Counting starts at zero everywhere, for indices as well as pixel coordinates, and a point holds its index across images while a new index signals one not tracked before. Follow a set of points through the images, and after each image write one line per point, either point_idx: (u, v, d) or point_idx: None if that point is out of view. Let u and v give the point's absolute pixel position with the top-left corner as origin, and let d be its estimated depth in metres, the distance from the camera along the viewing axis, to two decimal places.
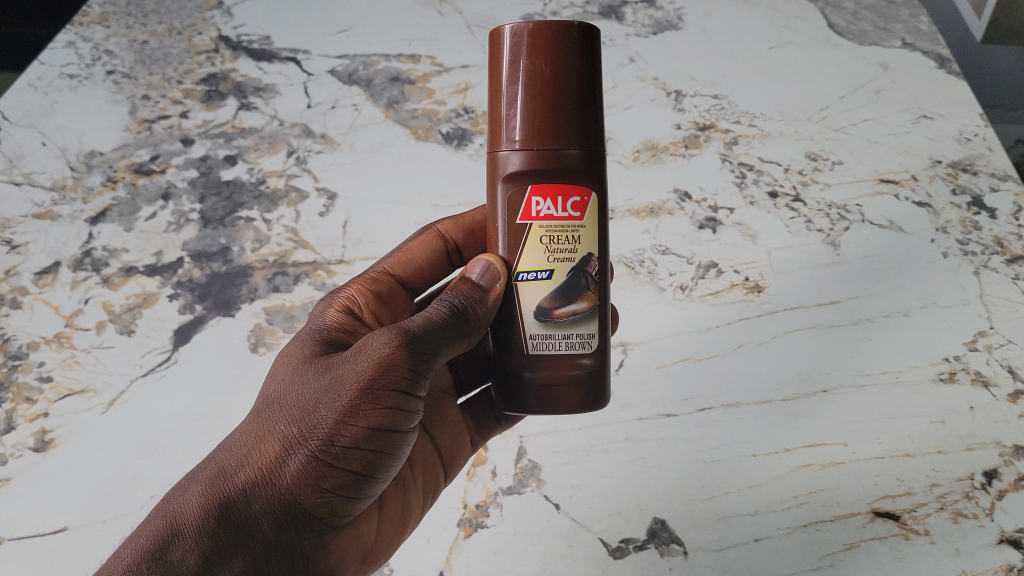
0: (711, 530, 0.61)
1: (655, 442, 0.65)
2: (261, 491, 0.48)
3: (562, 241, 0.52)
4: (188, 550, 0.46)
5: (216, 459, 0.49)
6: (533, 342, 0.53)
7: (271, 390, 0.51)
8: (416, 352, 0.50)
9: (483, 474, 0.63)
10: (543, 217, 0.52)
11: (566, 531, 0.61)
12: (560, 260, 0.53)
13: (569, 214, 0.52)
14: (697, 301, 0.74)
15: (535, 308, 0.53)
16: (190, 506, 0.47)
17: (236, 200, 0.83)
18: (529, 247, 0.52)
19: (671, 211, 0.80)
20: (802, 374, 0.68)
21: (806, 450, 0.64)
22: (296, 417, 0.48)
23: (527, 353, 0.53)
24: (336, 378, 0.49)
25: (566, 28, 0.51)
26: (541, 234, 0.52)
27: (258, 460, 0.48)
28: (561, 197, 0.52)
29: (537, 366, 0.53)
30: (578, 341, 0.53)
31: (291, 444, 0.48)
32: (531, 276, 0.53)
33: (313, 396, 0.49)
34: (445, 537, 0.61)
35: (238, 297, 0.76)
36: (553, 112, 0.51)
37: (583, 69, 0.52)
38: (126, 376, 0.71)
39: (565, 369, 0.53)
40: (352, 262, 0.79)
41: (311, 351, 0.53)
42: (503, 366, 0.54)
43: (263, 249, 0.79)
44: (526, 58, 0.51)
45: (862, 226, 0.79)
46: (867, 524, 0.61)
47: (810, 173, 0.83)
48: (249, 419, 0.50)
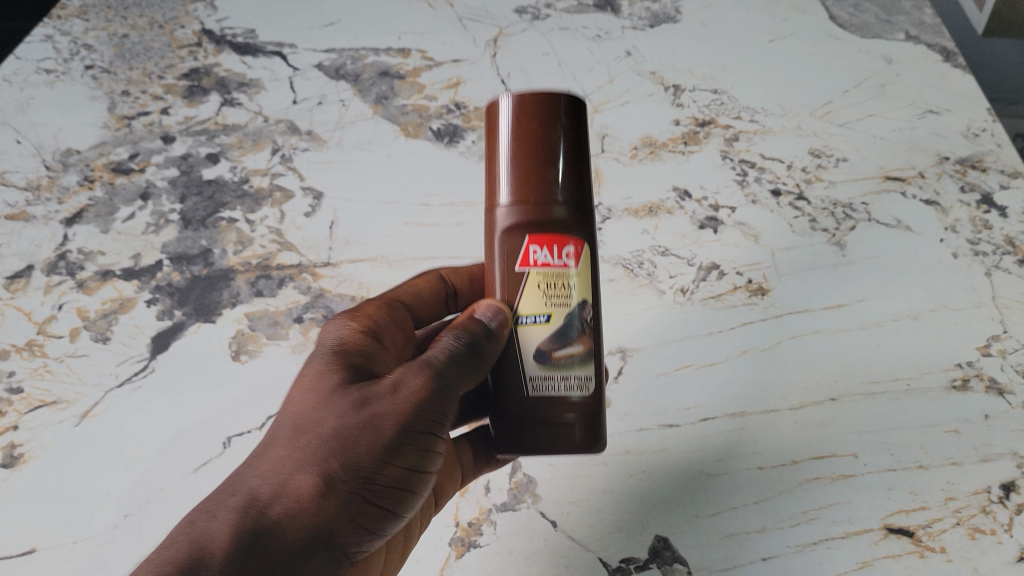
0: (716, 549, 0.56)
1: (655, 454, 0.61)
2: (293, 521, 0.43)
3: (558, 288, 0.50)
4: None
5: (244, 484, 0.44)
6: (531, 385, 0.50)
7: (298, 412, 0.47)
8: (440, 391, 0.49)
9: (476, 489, 0.58)
10: (540, 264, 0.50)
11: (564, 550, 0.56)
12: (556, 305, 0.50)
13: (564, 263, 0.50)
14: (699, 305, 0.71)
15: (533, 351, 0.50)
16: (219, 533, 0.41)
17: (218, 200, 0.80)
18: (526, 293, 0.50)
19: (670, 210, 0.78)
20: (808, 383, 0.65)
21: (813, 462, 0.60)
22: (337, 451, 0.45)
23: (524, 397, 0.50)
24: (376, 416, 0.46)
25: (552, 99, 0.52)
26: (538, 280, 0.50)
27: (295, 490, 0.44)
28: (556, 246, 0.50)
29: (532, 410, 0.50)
30: (575, 384, 0.50)
31: (332, 479, 0.45)
32: (527, 321, 0.50)
33: (354, 432, 0.45)
34: (435, 558, 0.56)
35: (220, 303, 0.72)
36: (543, 169, 0.50)
37: (570, 133, 0.52)
38: (100, 386, 0.66)
39: (565, 413, 0.50)
40: (338, 264, 0.75)
41: (338, 369, 0.49)
42: (500, 409, 0.51)
43: (246, 251, 0.76)
44: (516, 122, 0.51)
45: (868, 226, 0.77)
46: (881, 542, 0.57)
47: (814, 171, 0.81)
48: (273, 443, 0.46)
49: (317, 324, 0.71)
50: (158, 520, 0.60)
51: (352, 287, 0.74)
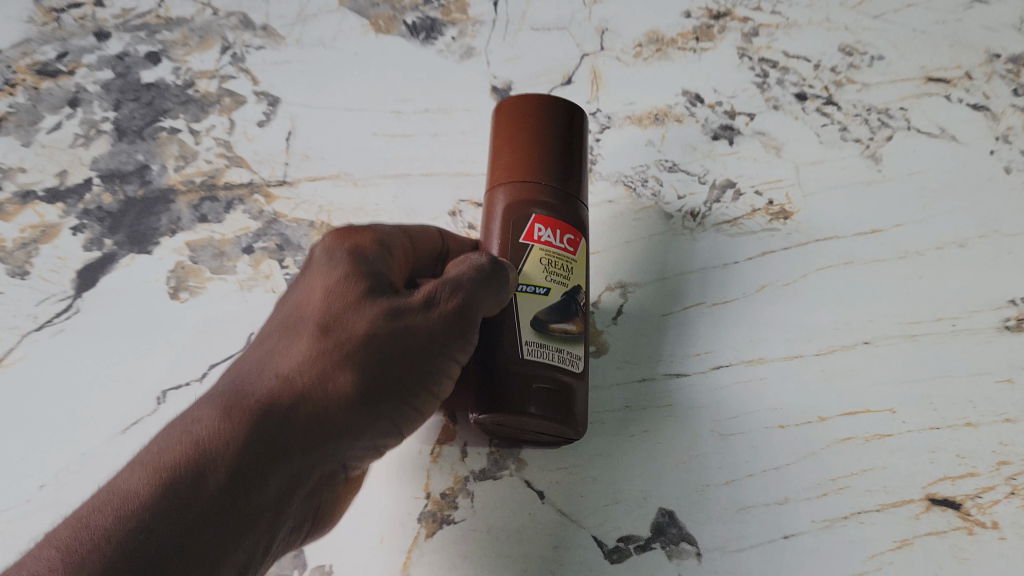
0: (730, 525, 0.48)
1: (660, 411, 0.53)
2: (305, 431, 0.39)
3: (559, 267, 0.50)
4: (221, 482, 0.36)
5: (253, 387, 0.39)
6: (528, 348, 0.47)
7: (319, 314, 0.41)
8: (470, 314, 0.44)
9: (451, 455, 0.51)
10: (543, 242, 0.49)
11: (552, 527, 0.48)
12: (556, 281, 0.49)
13: (566, 247, 0.50)
14: (711, 231, 0.62)
15: (532, 318, 0.48)
16: (224, 436, 0.37)
17: (157, 107, 0.70)
18: (528, 266, 0.49)
19: (678, 117, 0.68)
20: (838, 323, 0.56)
21: (844, 420, 0.52)
22: (362, 367, 0.40)
23: (519, 359, 0.46)
24: (406, 333, 0.41)
25: (556, 102, 0.53)
26: (541, 257, 0.49)
27: (311, 401, 0.39)
28: (559, 229, 0.50)
29: (530, 372, 0.46)
30: (569, 358, 0.48)
31: (352, 398, 0.40)
32: (528, 289, 0.48)
33: (380, 346, 0.41)
34: (401, 538, 0.48)
35: (157, 230, 0.62)
36: (546, 159, 0.52)
37: (572, 134, 0.53)
38: (17, 330, 0.57)
39: (558, 379, 0.47)
40: (296, 183, 0.65)
41: (347, 266, 0.43)
42: (489, 373, 0.47)
43: (190, 168, 0.66)
44: (522, 116, 0.53)
45: (908, 135, 0.67)
46: (922, 515, 0.48)
47: (845, 71, 0.70)
48: (272, 353, 0.41)
49: (270, 255, 0.61)
50: (81, 490, 0.50)
51: (311, 211, 0.63)
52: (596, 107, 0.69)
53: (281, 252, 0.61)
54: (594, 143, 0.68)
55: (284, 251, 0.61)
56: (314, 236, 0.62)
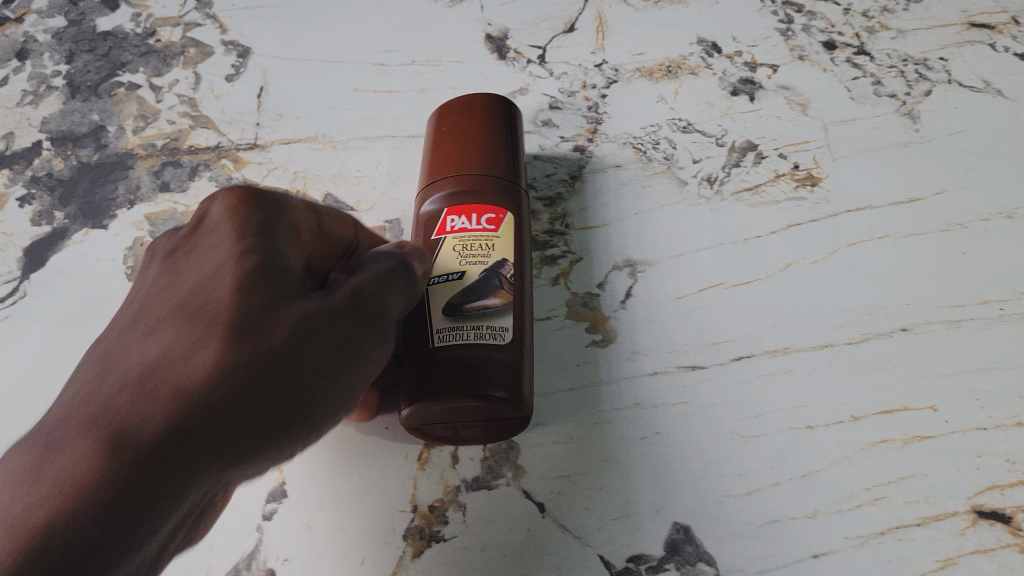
0: (753, 542, 0.43)
1: (675, 410, 0.47)
2: (200, 474, 0.32)
3: (475, 249, 0.47)
4: (101, 540, 0.30)
5: (139, 409, 0.32)
6: (439, 336, 0.44)
7: (214, 328, 0.35)
8: (386, 331, 0.39)
9: (440, 461, 0.45)
10: (457, 231, 0.48)
11: (554, 545, 0.43)
12: (472, 263, 0.47)
13: (484, 228, 0.48)
14: (731, 200, 0.56)
15: (443, 305, 0.45)
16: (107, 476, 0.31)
17: (115, 61, 0.63)
18: (441, 257, 0.47)
19: (693, 70, 0.62)
20: (872, 306, 0.51)
21: (879, 420, 0.47)
22: (267, 398, 0.34)
23: (431, 348, 0.44)
24: (313, 360, 0.36)
25: (493, 99, 0.54)
26: (454, 245, 0.47)
27: (206, 434, 0.32)
28: (475, 214, 0.48)
29: (441, 359, 0.44)
30: (489, 333, 0.45)
31: (255, 435, 0.34)
32: (440, 279, 0.46)
33: (285, 375, 0.35)
34: (384, 558, 0.42)
35: (113, 201, 0.56)
36: (484, 147, 0.51)
37: (508, 131, 0.53)
38: None
39: (475, 355, 0.44)
40: (268, 146, 0.59)
41: (249, 249, 0.37)
42: (414, 369, 0.44)
43: (150, 129, 0.60)
44: (460, 113, 0.53)
45: (948, 88, 0.60)
46: (967, 531, 0.43)
47: (878, 17, 0.64)
48: (151, 340, 0.35)
49: None
50: None
51: (285, 178, 0.57)
52: (602, 59, 0.63)
53: None
54: (600, 99, 0.61)
55: None
56: None
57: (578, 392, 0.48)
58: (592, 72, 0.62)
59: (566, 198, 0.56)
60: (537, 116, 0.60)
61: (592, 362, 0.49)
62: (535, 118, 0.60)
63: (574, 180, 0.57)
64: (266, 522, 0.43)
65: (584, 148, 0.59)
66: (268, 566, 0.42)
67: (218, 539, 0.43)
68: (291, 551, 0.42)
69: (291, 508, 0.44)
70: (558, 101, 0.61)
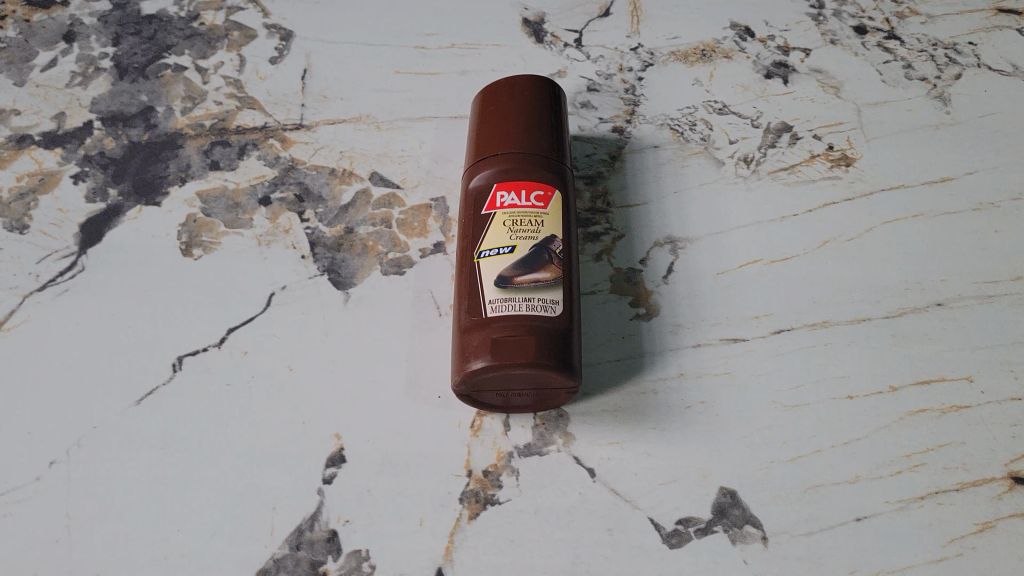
0: (798, 506, 0.45)
1: (718, 380, 0.49)
2: None
3: (525, 224, 0.48)
4: None
5: None
6: (490, 309, 0.46)
7: None
8: None
9: (492, 429, 0.48)
10: (507, 206, 0.49)
11: (605, 508, 0.45)
12: (522, 238, 0.48)
13: (533, 205, 0.49)
14: (768, 180, 0.57)
15: (494, 278, 0.46)
16: None
17: (161, 43, 0.64)
18: (491, 232, 0.48)
19: (727, 54, 0.63)
20: (908, 282, 0.52)
21: (917, 390, 0.48)
22: None
23: (480, 321, 0.46)
24: None
25: (535, 80, 0.55)
26: (504, 221, 0.49)
27: None
28: (525, 190, 0.50)
29: (492, 328, 0.45)
30: (541, 305, 0.45)
31: None
32: (491, 253, 0.47)
33: None
34: (442, 520, 0.45)
35: (165, 179, 0.57)
36: (529, 128, 0.52)
37: (552, 110, 0.54)
38: (17, 291, 0.53)
39: (525, 323, 0.45)
40: (313, 126, 0.60)
41: None
42: (464, 343, 0.46)
43: (198, 110, 0.61)
44: (504, 95, 0.54)
45: (978, 72, 0.62)
46: (1004, 496, 0.45)
47: (908, 2, 0.65)
48: None
49: (289, 207, 0.56)
50: (95, 466, 0.47)
51: (331, 157, 0.58)
52: (637, 43, 0.64)
53: (301, 204, 0.56)
54: (636, 81, 0.62)
55: (304, 203, 0.56)
56: (336, 186, 0.57)
57: (623, 363, 0.50)
58: (628, 56, 0.63)
59: (606, 176, 0.58)
60: (576, 99, 0.61)
61: (636, 334, 0.51)
62: (574, 100, 0.61)
63: (613, 160, 0.58)
64: (326, 485, 0.46)
65: (623, 129, 0.60)
66: (331, 527, 0.45)
67: (281, 501, 0.45)
68: (352, 513, 0.45)
69: (351, 472, 0.46)
70: (596, 83, 0.62)
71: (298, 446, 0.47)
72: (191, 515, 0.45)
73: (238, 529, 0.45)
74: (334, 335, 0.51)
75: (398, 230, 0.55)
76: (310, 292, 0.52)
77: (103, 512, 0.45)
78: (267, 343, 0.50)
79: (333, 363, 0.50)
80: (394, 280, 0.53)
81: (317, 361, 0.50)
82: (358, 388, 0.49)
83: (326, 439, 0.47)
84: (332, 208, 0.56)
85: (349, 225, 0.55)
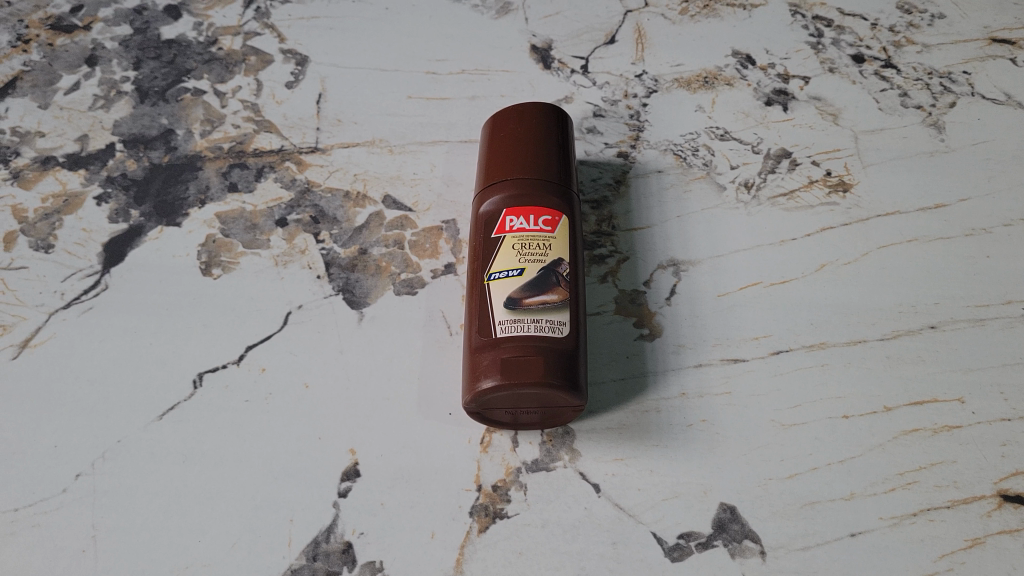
0: (796, 522, 0.46)
1: (719, 400, 0.50)
2: None
3: (533, 247, 0.50)
4: None
5: None
6: (500, 330, 0.47)
7: None
8: None
9: (502, 444, 0.49)
10: (516, 230, 0.51)
11: (610, 523, 0.47)
12: (531, 261, 0.49)
13: (541, 229, 0.51)
14: (768, 205, 0.59)
15: (503, 300, 0.48)
16: None
17: (180, 67, 0.66)
18: (500, 255, 0.50)
19: (729, 81, 0.65)
20: (903, 305, 0.54)
21: (911, 410, 0.50)
22: None
23: (491, 341, 0.47)
24: None
25: (543, 107, 0.57)
26: (513, 244, 0.50)
27: None
28: (533, 215, 0.51)
29: (502, 349, 0.47)
30: (548, 326, 0.47)
31: None
32: (501, 275, 0.49)
33: None
34: (453, 532, 0.47)
35: (185, 200, 0.59)
36: (537, 154, 0.54)
37: (559, 136, 0.56)
38: (43, 308, 0.54)
39: (534, 345, 0.47)
40: (328, 150, 0.62)
41: None
42: (474, 362, 0.48)
43: (216, 133, 0.63)
44: (513, 122, 0.56)
45: (972, 101, 0.64)
46: (994, 514, 0.47)
47: (904, 31, 0.67)
48: None
49: (305, 229, 0.58)
50: (120, 479, 0.48)
51: (345, 180, 0.60)
52: (642, 70, 0.66)
53: (316, 225, 0.58)
54: (641, 107, 0.64)
55: (319, 225, 0.58)
56: (350, 209, 0.59)
57: (627, 382, 0.51)
58: (632, 82, 0.65)
59: (612, 201, 0.59)
60: (582, 124, 0.63)
61: (640, 354, 0.52)
62: (580, 125, 0.63)
63: (619, 184, 0.60)
64: (342, 499, 0.48)
65: (628, 154, 0.62)
66: (346, 539, 0.46)
67: (298, 513, 0.47)
68: (366, 526, 0.47)
69: (365, 486, 0.48)
70: (601, 109, 0.64)
71: (314, 460, 0.49)
72: (211, 526, 0.47)
73: (256, 540, 0.46)
74: (349, 353, 0.53)
75: (410, 251, 0.57)
76: (325, 312, 0.54)
77: (127, 523, 0.47)
78: (284, 360, 0.52)
79: (347, 380, 0.52)
80: (406, 300, 0.55)
81: (332, 379, 0.52)
82: (372, 404, 0.51)
83: (341, 454, 0.49)
84: (346, 230, 0.58)
85: (363, 246, 0.57)
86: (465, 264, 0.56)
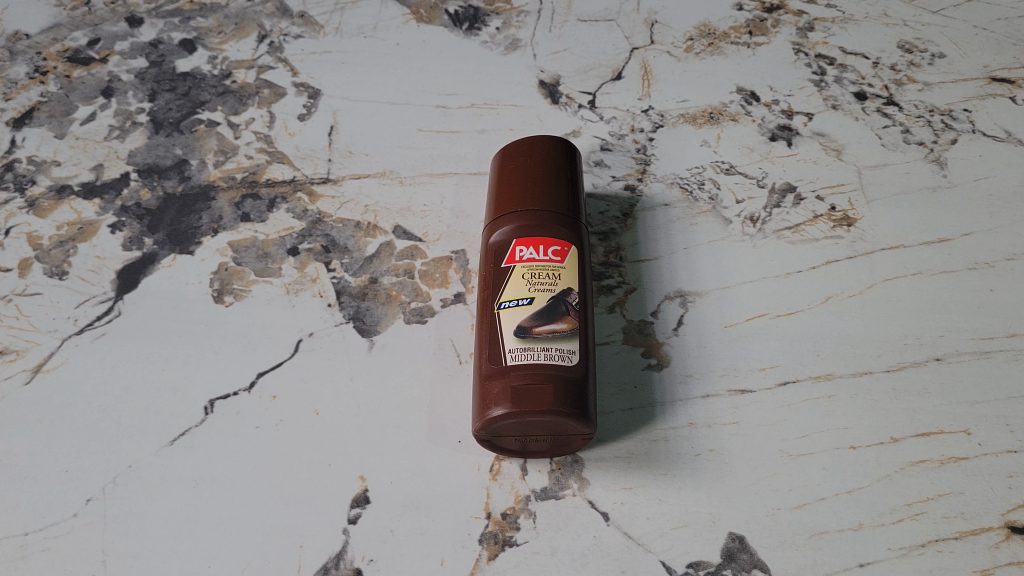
0: (805, 552, 0.47)
1: (727, 429, 0.51)
2: None
3: (542, 277, 0.51)
4: None
5: None
6: (509, 358, 0.48)
7: None
8: None
9: (511, 472, 0.50)
10: (526, 260, 0.51)
11: (619, 551, 0.47)
12: (541, 290, 0.50)
13: (551, 259, 0.51)
14: (773, 238, 0.60)
15: (513, 329, 0.49)
16: None
17: (194, 99, 0.67)
18: (510, 285, 0.51)
19: (734, 117, 0.66)
20: (908, 337, 0.55)
21: (918, 441, 0.50)
22: None
23: (501, 369, 0.48)
24: None
25: (551, 142, 0.58)
26: (523, 274, 0.51)
27: None
28: (543, 245, 0.52)
29: (511, 377, 0.47)
30: (558, 355, 0.48)
31: None
32: (511, 304, 0.50)
33: None
34: (462, 559, 0.47)
35: (198, 228, 0.60)
36: (548, 188, 0.55)
37: (569, 170, 0.57)
38: (56, 334, 0.55)
39: (544, 373, 0.47)
40: (340, 181, 0.63)
41: None
42: (484, 391, 0.48)
43: (229, 163, 0.64)
44: (523, 156, 0.57)
45: (973, 138, 0.65)
46: (1002, 545, 0.47)
47: (905, 70, 0.69)
48: None
49: (316, 258, 0.59)
50: (130, 504, 0.49)
51: (356, 210, 0.61)
52: (648, 105, 0.67)
53: (327, 255, 0.59)
54: (647, 142, 0.65)
55: (330, 254, 0.59)
56: (361, 238, 0.60)
57: (635, 412, 0.52)
58: (639, 118, 0.66)
59: (619, 233, 0.60)
60: (590, 157, 0.64)
61: (648, 384, 0.53)
62: (588, 159, 0.64)
63: (626, 217, 0.61)
64: (351, 525, 0.48)
65: (635, 187, 0.63)
66: (356, 565, 0.47)
67: (308, 539, 0.47)
68: (376, 552, 0.47)
69: (375, 513, 0.48)
70: (609, 143, 0.65)
71: (324, 487, 0.49)
72: (221, 552, 0.47)
73: (267, 566, 0.46)
74: (358, 380, 0.53)
75: (420, 280, 0.58)
76: (335, 340, 0.55)
77: (136, 548, 0.47)
78: (295, 388, 0.53)
79: (357, 408, 0.52)
80: (416, 328, 0.55)
81: (342, 406, 0.52)
82: (382, 432, 0.51)
83: (351, 481, 0.49)
84: (357, 259, 0.59)
85: (373, 275, 0.58)
86: (474, 294, 0.57)
